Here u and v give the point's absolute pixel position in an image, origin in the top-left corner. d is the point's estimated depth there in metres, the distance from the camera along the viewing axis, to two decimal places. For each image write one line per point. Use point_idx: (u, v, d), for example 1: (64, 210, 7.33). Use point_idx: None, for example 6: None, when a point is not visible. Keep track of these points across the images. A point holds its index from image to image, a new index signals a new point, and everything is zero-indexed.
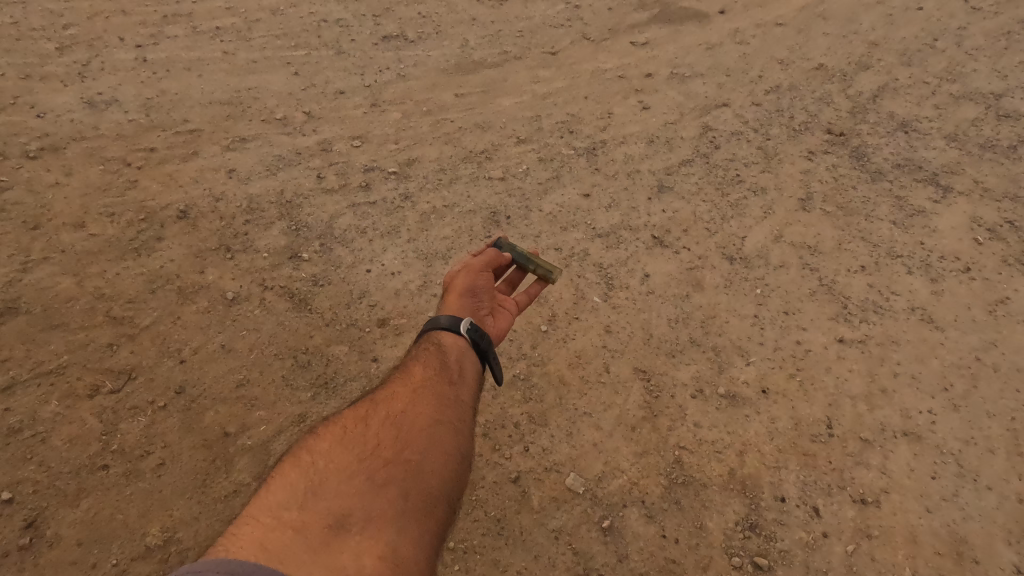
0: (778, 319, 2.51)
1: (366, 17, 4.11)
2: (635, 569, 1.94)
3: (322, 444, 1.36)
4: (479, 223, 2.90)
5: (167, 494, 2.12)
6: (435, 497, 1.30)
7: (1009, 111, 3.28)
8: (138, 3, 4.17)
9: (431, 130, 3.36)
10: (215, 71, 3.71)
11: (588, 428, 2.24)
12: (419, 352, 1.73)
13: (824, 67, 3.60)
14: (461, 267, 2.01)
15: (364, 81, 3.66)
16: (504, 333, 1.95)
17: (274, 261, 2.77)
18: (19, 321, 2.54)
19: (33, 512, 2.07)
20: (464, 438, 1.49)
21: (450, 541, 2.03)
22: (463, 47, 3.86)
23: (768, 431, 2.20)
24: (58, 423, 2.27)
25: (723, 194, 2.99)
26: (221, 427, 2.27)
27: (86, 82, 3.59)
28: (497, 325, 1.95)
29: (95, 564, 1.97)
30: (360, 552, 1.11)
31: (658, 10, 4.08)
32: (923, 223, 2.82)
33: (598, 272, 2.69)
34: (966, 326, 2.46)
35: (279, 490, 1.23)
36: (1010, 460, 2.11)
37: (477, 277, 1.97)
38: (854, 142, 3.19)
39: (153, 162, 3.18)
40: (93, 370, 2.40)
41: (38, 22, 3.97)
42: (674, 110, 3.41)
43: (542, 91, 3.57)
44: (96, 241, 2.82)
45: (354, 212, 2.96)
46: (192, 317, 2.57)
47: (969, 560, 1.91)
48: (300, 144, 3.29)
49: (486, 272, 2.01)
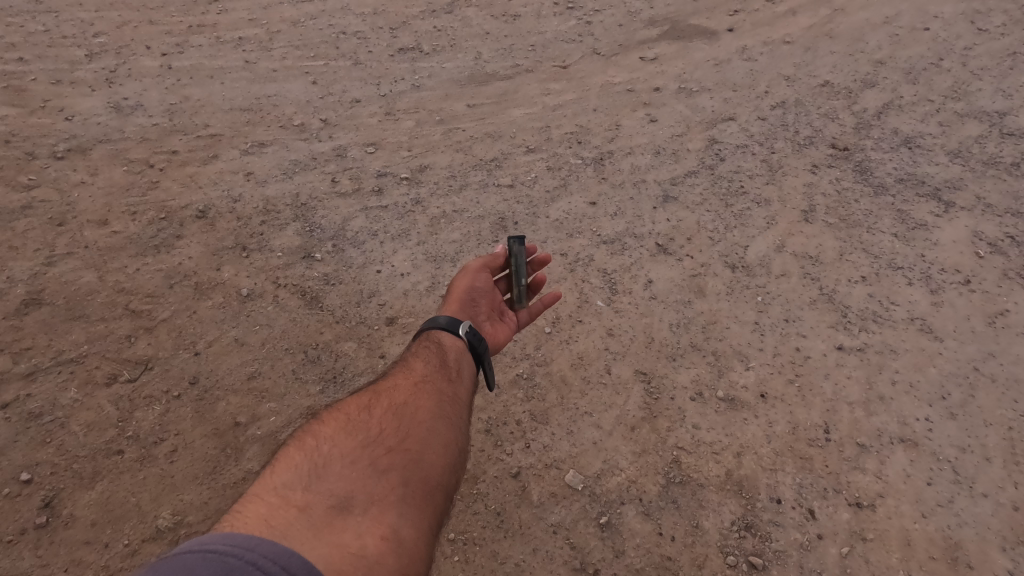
0: (777, 326, 2.55)
1: (383, 30, 4.25)
2: (632, 564, 1.97)
3: (326, 429, 1.41)
4: (487, 228, 2.97)
5: (178, 479, 2.18)
6: (432, 485, 1.35)
7: (1013, 129, 3.32)
8: (166, 14, 4.35)
9: (443, 139, 3.46)
10: (237, 79, 3.85)
11: (588, 427, 2.29)
12: (420, 348, 1.80)
13: (830, 84, 3.67)
14: (463, 272, 2.11)
15: (380, 91, 3.77)
16: (501, 345, 2.04)
17: (288, 260, 2.86)
18: (42, 312, 2.64)
19: (50, 493, 2.14)
20: (460, 433, 1.55)
21: (450, 533, 2.08)
22: (476, 59, 3.97)
23: (766, 434, 2.24)
24: (76, 409, 2.35)
25: (727, 204, 3.05)
26: (232, 416, 2.34)
27: (114, 87, 3.74)
28: (494, 334, 2.04)
29: (108, 544, 2.03)
30: (364, 532, 1.15)
31: (668, 27, 4.18)
32: (925, 235, 2.86)
33: (601, 277, 2.76)
34: (965, 337, 2.49)
35: (284, 471, 1.28)
36: (1007, 469, 2.13)
37: (477, 281, 2.07)
38: (857, 157, 3.24)
39: (176, 164, 3.30)
40: (111, 360, 2.49)
41: (69, 30, 4.15)
42: (681, 123, 3.48)
43: (553, 102, 3.66)
44: (119, 238, 2.93)
45: (366, 215, 3.06)
46: (207, 312, 2.66)
47: (963, 564, 1.93)
48: (316, 150, 3.40)
49: (485, 280, 2.09)
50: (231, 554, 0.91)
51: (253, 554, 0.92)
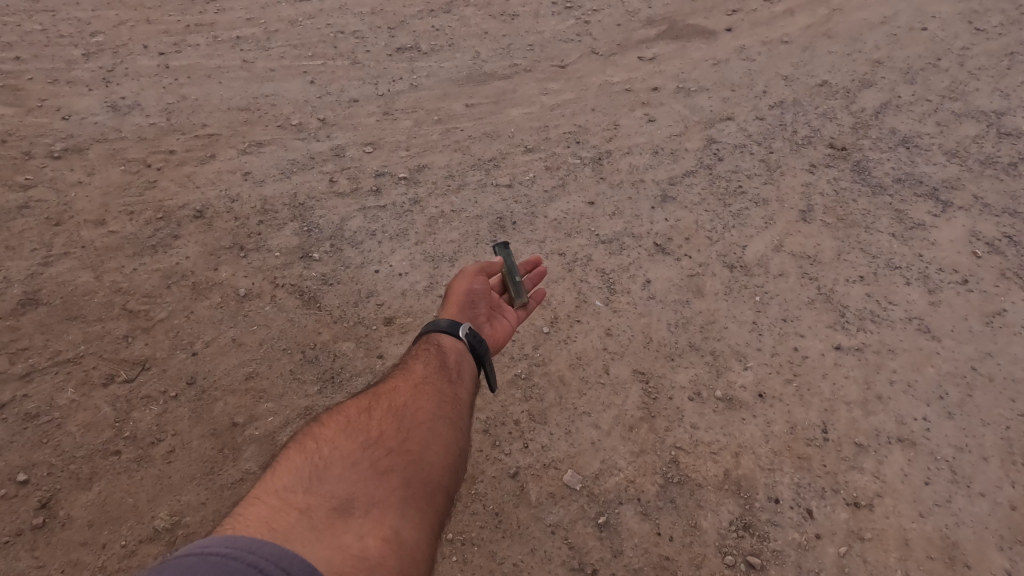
0: (776, 326, 2.55)
1: (381, 29, 4.24)
2: (629, 564, 1.97)
3: (326, 432, 1.41)
4: (485, 228, 2.97)
5: (176, 480, 2.18)
6: (434, 485, 1.34)
7: (1010, 129, 3.33)
8: (164, 13, 4.34)
9: (441, 139, 3.45)
10: (235, 78, 3.84)
11: (586, 427, 2.29)
12: (419, 351, 1.79)
13: (828, 84, 3.67)
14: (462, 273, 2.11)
15: (377, 90, 3.77)
16: (501, 344, 2.06)
17: (286, 260, 2.85)
18: (39, 312, 2.63)
19: (47, 494, 2.14)
20: (461, 433, 1.54)
21: (449, 533, 2.08)
22: (474, 59, 3.97)
23: (764, 434, 2.24)
24: (73, 410, 2.35)
25: (725, 204, 3.05)
26: (230, 417, 2.34)
27: (111, 87, 3.73)
28: (495, 334, 2.05)
29: (105, 545, 2.03)
30: (365, 533, 1.15)
31: (666, 26, 4.18)
32: (922, 235, 2.86)
33: (600, 277, 2.76)
34: (962, 336, 2.49)
35: (285, 474, 1.28)
36: (1004, 468, 2.13)
37: (476, 283, 2.06)
38: (855, 156, 3.25)
39: (173, 164, 3.29)
40: (108, 360, 2.49)
41: (66, 29, 4.14)
42: (679, 123, 3.48)
43: (551, 102, 3.66)
44: (116, 238, 2.92)
45: (364, 214, 3.05)
46: (205, 312, 2.66)
47: (960, 564, 1.93)
48: (313, 150, 3.39)
49: (483, 280, 2.09)
50: (232, 557, 0.91)
51: (254, 557, 0.92)
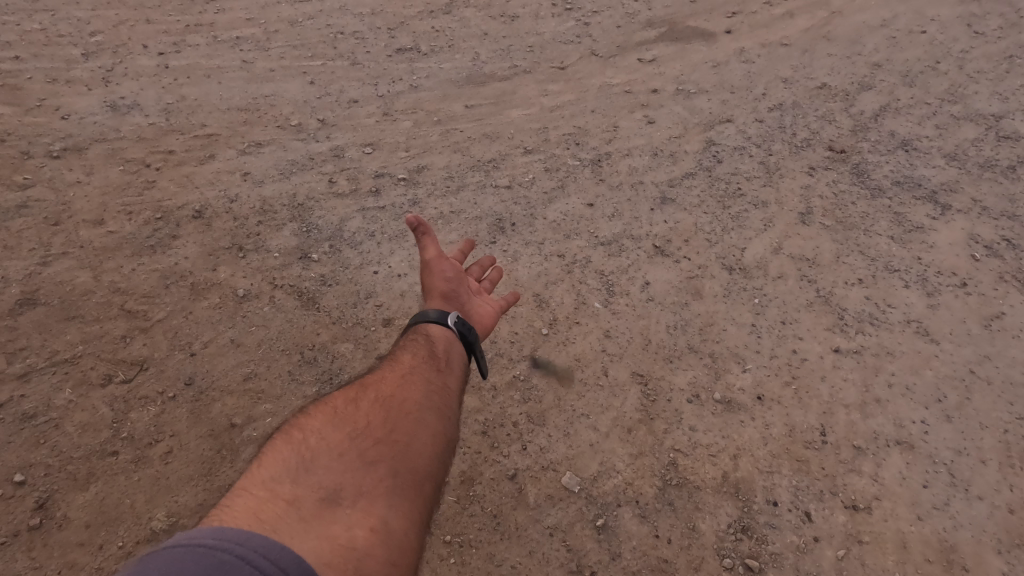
0: (775, 328, 2.56)
1: (381, 30, 4.24)
2: (627, 567, 1.97)
3: (313, 422, 1.39)
4: (484, 229, 2.97)
5: (173, 481, 2.18)
6: (421, 475, 1.34)
7: (1009, 132, 3.34)
8: (163, 13, 4.33)
9: (441, 140, 3.45)
10: (234, 78, 3.83)
11: (585, 429, 2.29)
12: (407, 341, 1.78)
13: (827, 86, 3.67)
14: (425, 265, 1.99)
15: (377, 91, 3.77)
16: (490, 328, 1.98)
17: (285, 260, 2.85)
18: (37, 312, 2.63)
19: (44, 494, 2.13)
20: (450, 423, 1.54)
21: (447, 535, 2.07)
22: (474, 60, 3.97)
23: (762, 436, 2.24)
24: (70, 410, 2.34)
25: (725, 206, 3.05)
26: (228, 418, 2.34)
27: (110, 86, 3.72)
28: (482, 318, 1.98)
29: (102, 546, 2.02)
30: (353, 524, 1.15)
31: (666, 28, 4.18)
32: (921, 238, 2.86)
33: (599, 279, 2.76)
34: (960, 339, 2.49)
35: (272, 464, 1.27)
36: (1002, 471, 2.14)
37: (444, 271, 1.96)
38: (854, 159, 3.25)
39: (172, 164, 3.29)
40: (106, 360, 2.48)
41: (65, 29, 4.13)
42: (679, 125, 3.48)
43: (551, 104, 3.66)
44: (115, 238, 2.92)
45: (363, 215, 3.05)
46: (203, 312, 2.65)
47: (958, 567, 1.93)
48: (313, 150, 3.39)
49: (450, 266, 1.98)
50: (220, 548, 0.91)
51: (242, 549, 0.91)
